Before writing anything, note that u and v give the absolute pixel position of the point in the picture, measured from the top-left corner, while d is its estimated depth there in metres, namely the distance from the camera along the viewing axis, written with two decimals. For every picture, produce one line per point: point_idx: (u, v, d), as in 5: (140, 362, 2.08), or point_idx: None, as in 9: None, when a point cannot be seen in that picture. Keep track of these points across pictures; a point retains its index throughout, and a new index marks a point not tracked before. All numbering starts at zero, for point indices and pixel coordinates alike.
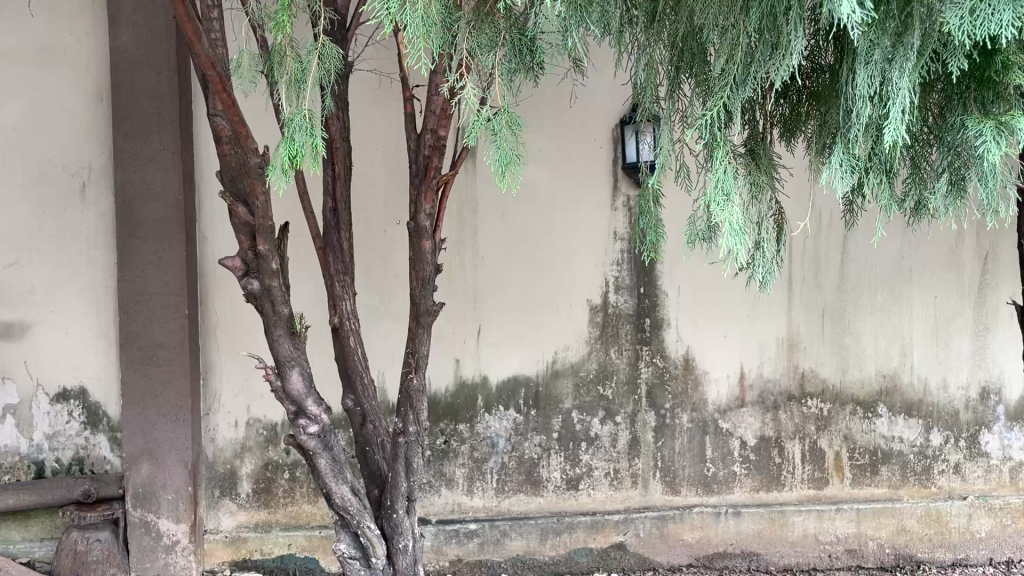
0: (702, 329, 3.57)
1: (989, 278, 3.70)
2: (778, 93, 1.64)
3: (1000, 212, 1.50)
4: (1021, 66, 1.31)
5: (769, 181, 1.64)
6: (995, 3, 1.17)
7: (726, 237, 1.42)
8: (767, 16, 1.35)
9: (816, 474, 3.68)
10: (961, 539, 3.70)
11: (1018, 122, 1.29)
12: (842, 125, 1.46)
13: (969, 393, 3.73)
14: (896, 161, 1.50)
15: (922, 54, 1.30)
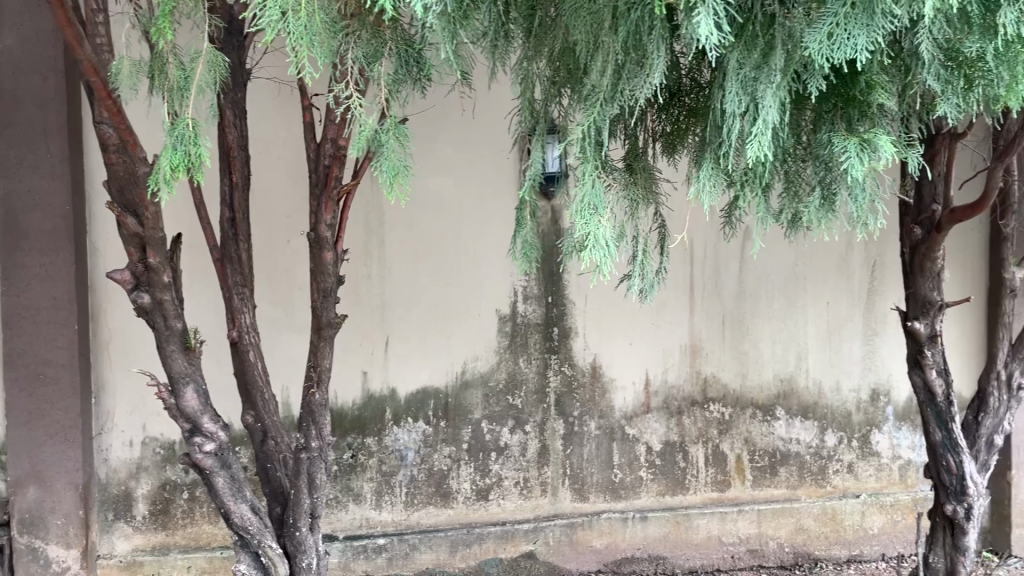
0: (608, 335, 3.63)
1: (876, 285, 3.89)
2: (659, 108, 1.68)
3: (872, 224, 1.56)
4: (883, 86, 1.37)
5: (650, 196, 1.67)
6: (850, 27, 1.22)
7: (591, 250, 1.41)
8: (635, 35, 1.38)
9: (718, 476, 3.78)
10: (856, 536, 3.85)
11: (880, 141, 1.35)
12: (715, 141, 1.49)
13: (861, 395, 3.91)
14: (770, 176, 1.55)
15: (785, 74, 1.35)
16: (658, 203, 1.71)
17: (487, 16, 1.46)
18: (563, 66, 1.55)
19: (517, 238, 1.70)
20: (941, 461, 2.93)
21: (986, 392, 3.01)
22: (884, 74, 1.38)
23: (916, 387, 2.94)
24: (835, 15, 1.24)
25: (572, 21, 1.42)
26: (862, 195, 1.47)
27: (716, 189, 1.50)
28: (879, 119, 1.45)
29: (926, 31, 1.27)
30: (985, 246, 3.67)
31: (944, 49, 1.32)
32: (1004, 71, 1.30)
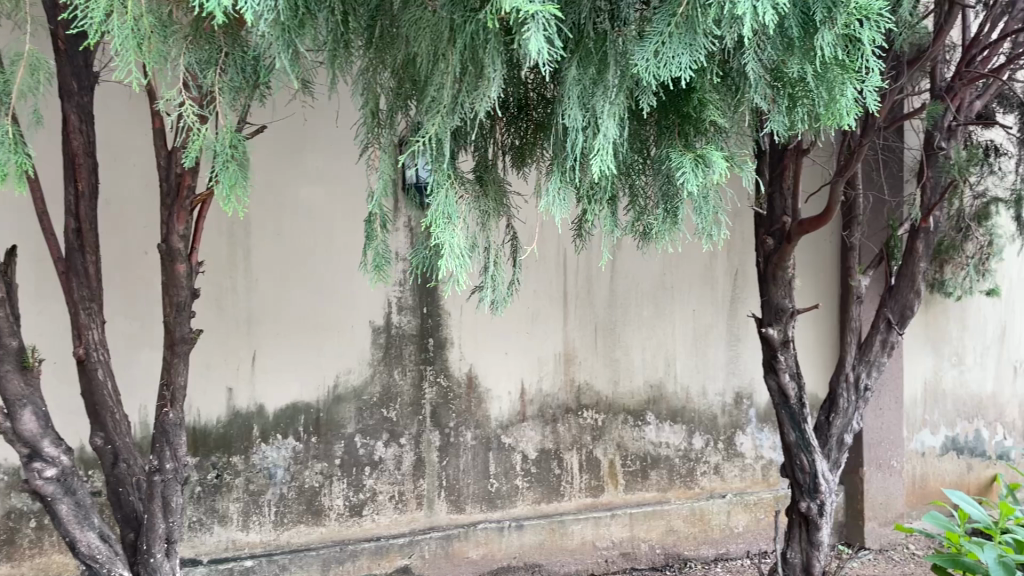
0: (483, 345, 3.64)
1: (738, 293, 4.09)
2: (508, 121, 1.70)
3: (716, 237, 1.61)
4: (714, 104, 1.44)
5: (501, 207, 1.68)
6: (674, 47, 1.29)
7: (447, 259, 1.41)
8: (472, 49, 1.40)
9: (592, 482, 3.84)
10: (722, 535, 3.99)
11: (713, 155, 1.41)
12: (560, 154, 1.52)
13: (725, 399, 4.07)
14: (614, 189, 1.59)
15: (619, 91, 1.40)
16: (508, 215, 1.72)
17: (323, 25, 1.45)
18: (406, 76, 1.55)
19: (367, 250, 1.62)
20: (796, 460, 3.08)
21: (836, 393, 3.18)
22: (715, 92, 1.45)
23: (771, 391, 3.10)
24: (660, 34, 1.30)
25: (410, 33, 1.42)
26: (706, 208, 1.52)
27: (566, 200, 1.51)
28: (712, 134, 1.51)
29: (751, 52, 1.35)
30: (835, 255, 3.90)
31: (768, 69, 1.40)
32: (823, 90, 1.40)
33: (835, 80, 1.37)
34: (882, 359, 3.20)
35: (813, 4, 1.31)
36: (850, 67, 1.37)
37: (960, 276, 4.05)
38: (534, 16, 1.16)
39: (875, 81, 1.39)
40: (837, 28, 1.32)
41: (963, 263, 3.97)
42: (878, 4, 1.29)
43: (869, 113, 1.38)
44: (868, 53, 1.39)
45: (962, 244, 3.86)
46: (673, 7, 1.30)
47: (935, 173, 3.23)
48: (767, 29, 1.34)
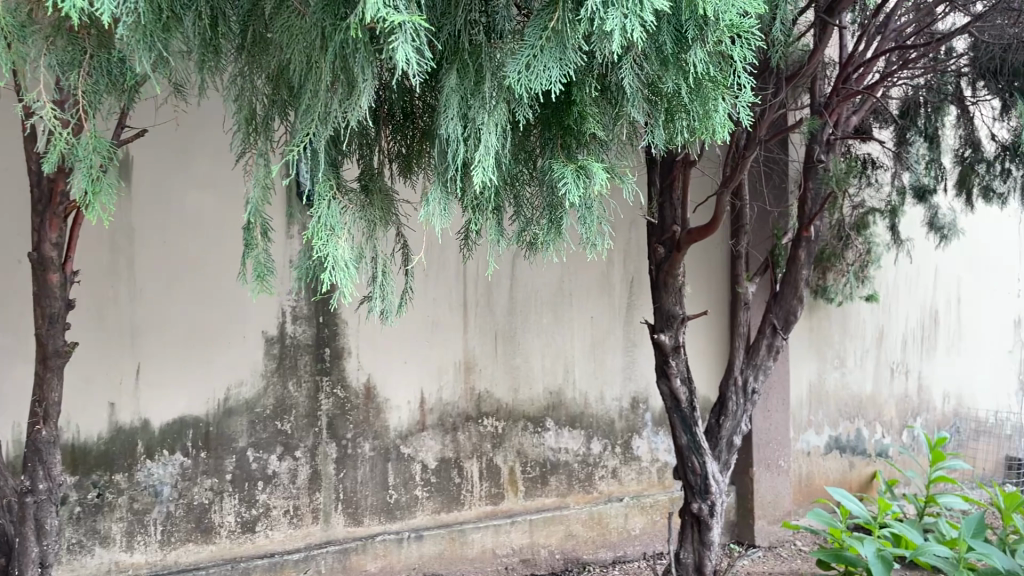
0: (381, 355, 3.60)
1: (634, 299, 4.18)
2: (393, 129, 1.72)
3: (599, 246, 1.63)
4: (593, 116, 1.48)
5: (387, 217, 1.67)
6: (546, 60, 1.33)
7: (330, 270, 1.38)
8: (342, 56, 1.41)
9: (492, 490, 3.84)
10: (620, 538, 4.06)
11: (593, 166, 1.44)
12: (442, 165, 1.53)
13: (622, 403, 4.14)
14: (500, 199, 1.61)
15: (496, 103, 1.43)
16: (396, 224, 1.71)
17: (191, 29, 1.46)
18: (281, 83, 1.57)
19: (247, 261, 1.60)
20: (687, 462, 3.16)
21: (725, 396, 3.28)
22: (595, 105, 1.49)
23: (664, 395, 3.17)
24: (532, 47, 1.33)
25: (281, 40, 1.42)
26: (590, 218, 1.54)
27: (450, 209, 1.53)
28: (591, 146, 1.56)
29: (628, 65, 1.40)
30: (722, 262, 4.04)
31: (643, 84, 1.46)
32: (697, 104, 1.46)
33: (710, 95, 1.45)
34: (768, 363, 3.32)
35: (684, 21, 1.37)
36: (722, 83, 1.44)
37: (841, 282, 4.24)
38: (401, 25, 1.18)
39: (746, 96, 1.47)
40: (707, 45, 1.39)
41: (844, 270, 4.19)
42: (745, 23, 1.36)
43: (741, 126, 1.45)
44: (739, 70, 1.46)
45: (843, 252, 4.11)
46: (544, 21, 1.34)
47: (816, 184, 3.37)
48: (640, 45, 1.40)
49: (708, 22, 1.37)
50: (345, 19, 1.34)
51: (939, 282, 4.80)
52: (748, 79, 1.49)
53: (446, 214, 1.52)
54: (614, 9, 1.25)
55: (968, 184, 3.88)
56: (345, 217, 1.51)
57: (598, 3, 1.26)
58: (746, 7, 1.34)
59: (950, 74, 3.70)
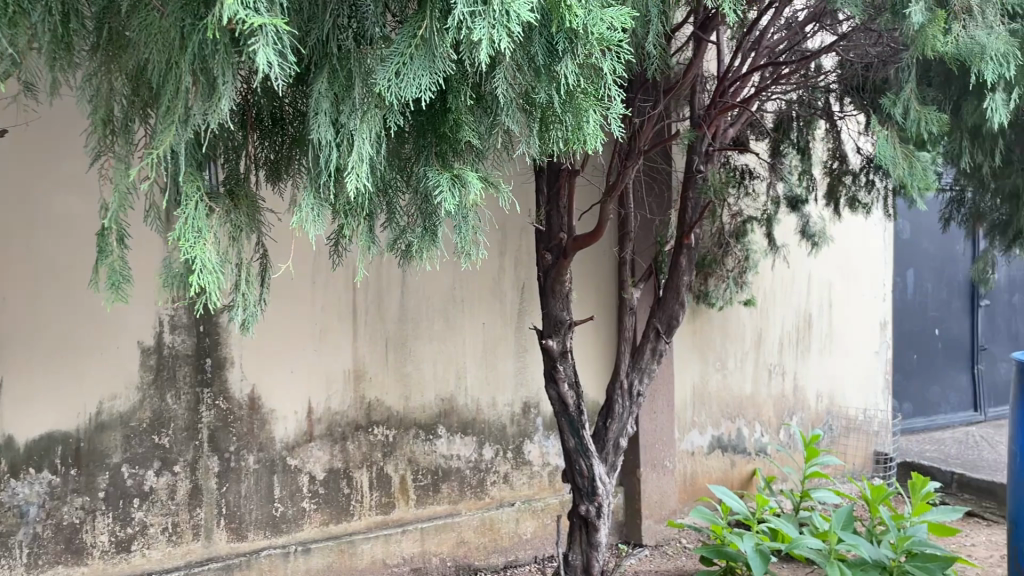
0: (265, 364, 3.50)
1: (525, 306, 4.21)
2: (263, 134, 1.80)
3: (474, 257, 1.67)
4: (467, 125, 1.56)
5: (253, 223, 1.71)
6: (415, 68, 1.42)
7: (194, 272, 1.40)
8: (203, 59, 1.42)
9: (382, 499, 3.79)
10: (511, 543, 4.08)
11: (468, 175, 1.51)
12: (314, 171, 1.55)
13: (514, 409, 4.17)
14: (373, 206, 1.64)
15: (367, 110, 1.49)
16: (260, 232, 1.76)
17: (39, 24, 1.43)
18: (142, 83, 1.55)
19: (102, 268, 1.56)
20: (575, 465, 3.22)
21: (612, 399, 3.35)
22: (470, 114, 1.57)
23: (552, 400, 3.22)
24: (401, 54, 1.43)
25: (139, 39, 1.42)
26: (465, 226, 1.59)
27: (322, 217, 1.55)
28: (465, 155, 1.62)
29: (502, 76, 1.49)
30: (608, 268, 4.13)
31: (516, 95, 1.54)
32: (570, 116, 1.55)
33: (583, 106, 1.53)
34: (652, 366, 3.41)
35: (555, 34, 1.48)
36: (593, 95, 1.54)
37: (722, 287, 4.41)
38: (262, 27, 1.23)
39: (618, 109, 1.56)
40: (577, 58, 1.49)
41: (724, 276, 4.34)
42: (614, 38, 1.48)
43: (613, 137, 1.54)
44: (611, 84, 1.56)
45: (723, 258, 4.29)
46: (412, 31, 1.45)
47: (695, 193, 3.48)
48: (512, 57, 1.49)
49: (576, 37, 1.47)
50: (204, 19, 1.36)
51: (812, 287, 5.06)
52: (620, 93, 1.59)
53: (319, 220, 1.53)
54: (480, 20, 1.35)
55: (836, 195, 4.14)
56: (212, 222, 1.53)
57: (464, 12, 1.36)
58: (614, 23, 1.46)
59: (820, 90, 3.90)
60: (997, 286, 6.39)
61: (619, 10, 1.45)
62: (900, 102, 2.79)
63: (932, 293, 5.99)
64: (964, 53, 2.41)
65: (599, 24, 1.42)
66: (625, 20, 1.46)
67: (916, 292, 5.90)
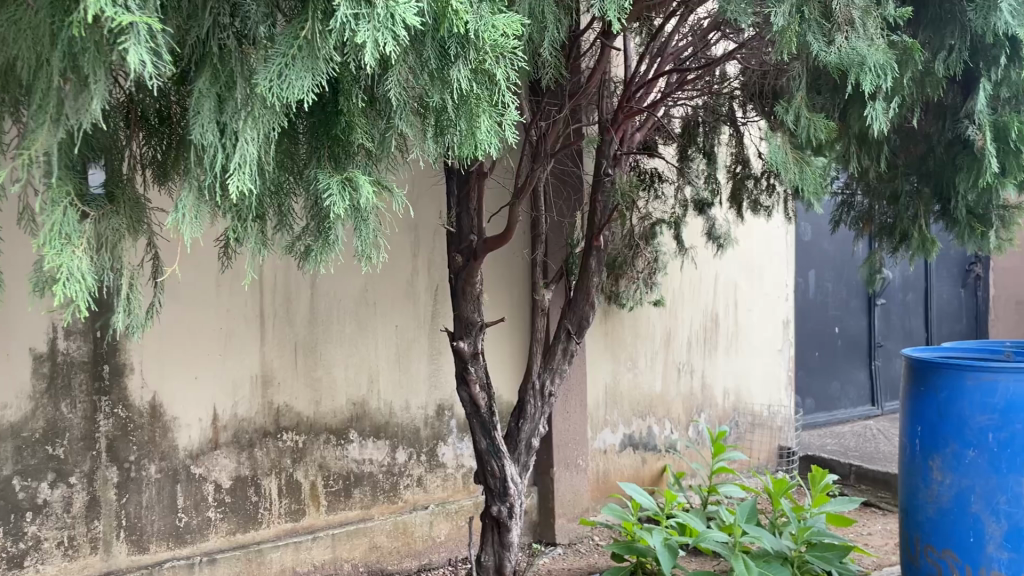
0: (167, 370, 3.39)
1: (438, 309, 4.18)
2: (149, 133, 1.80)
3: (374, 260, 1.72)
4: (360, 128, 1.64)
5: (137, 224, 1.73)
6: (296, 70, 1.46)
7: (59, 281, 1.38)
8: (74, 57, 1.40)
9: (292, 506, 3.72)
10: (425, 546, 4.07)
11: (359, 179, 1.57)
12: (199, 172, 1.57)
13: (428, 411, 4.15)
14: (263, 209, 1.70)
15: (252, 112, 1.51)
16: (147, 233, 1.78)
17: None
18: (11, 81, 1.51)
19: None
20: (487, 466, 3.23)
21: (524, 400, 3.37)
22: (361, 117, 1.64)
23: (463, 402, 3.22)
24: (283, 56, 1.47)
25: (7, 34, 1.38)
26: (368, 232, 1.64)
27: (200, 218, 1.57)
28: (358, 157, 1.69)
29: (394, 79, 1.55)
30: (520, 270, 4.16)
31: (408, 100, 1.62)
32: (464, 120, 1.64)
33: (477, 112, 1.63)
34: (563, 367, 3.43)
35: (447, 40, 1.57)
36: (487, 100, 1.63)
37: (632, 288, 4.49)
38: (133, 26, 1.25)
39: (511, 115, 1.66)
40: (468, 63, 1.58)
41: (635, 278, 4.42)
42: (508, 45, 1.57)
43: (505, 141, 1.64)
44: (505, 90, 1.66)
45: (632, 261, 4.31)
46: (295, 32, 1.48)
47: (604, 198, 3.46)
48: (403, 61, 1.56)
49: (467, 43, 1.57)
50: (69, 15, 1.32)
51: (718, 287, 5.20)
52: (513, 100, 1.69)
53: (197, 222, 1.55)
54: (365, 23, 1.41)
55: (740, 199, 4.28)
56: (84, 228, 1.51)
57: (349, 15, 1.41)
58: (507, 30, 1.56)
59: (724, 97, 4.00)
60: (892, 286, 6.70)
61: (509, 18, 1.56)
62: (791, 110, 2.91)
63: (832, 292, 6.24)
64: (846, 63, 2.53)
65: (490, 30, 1.52)
66: (515, 28, 1.57)
67: (817, 292, 6.14)
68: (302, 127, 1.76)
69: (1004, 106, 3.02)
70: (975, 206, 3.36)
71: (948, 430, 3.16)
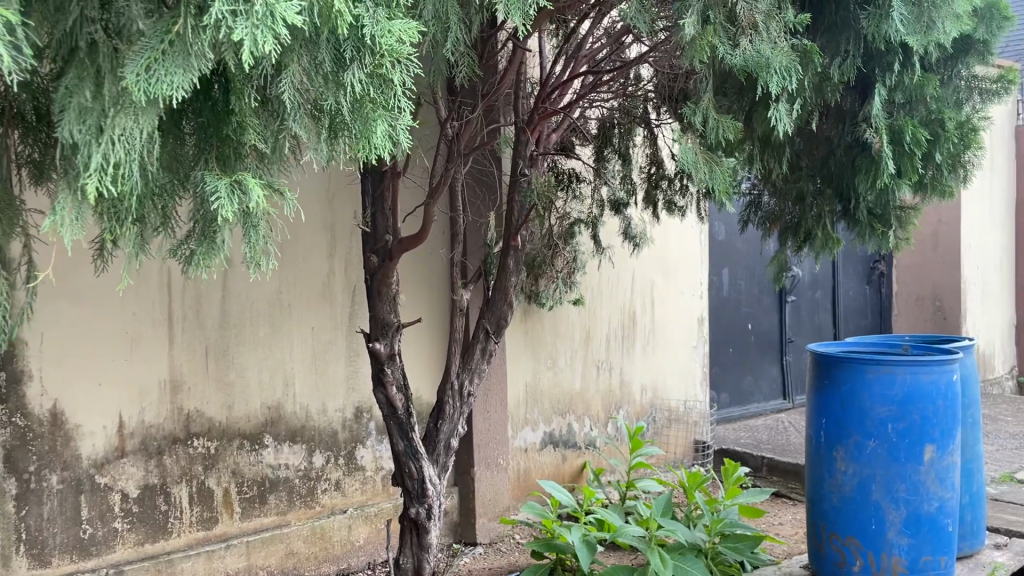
0: (67, 377, 3.26)
1: (354, 310, 4.12)
2: (23, 131, 1.75)
3: (264, 268, 1.84)
4: (251, 128, 1.73)
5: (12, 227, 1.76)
6: (168, 66, 1.49)
7: None
8: None
9: (204, 514, 3.62)
10: (343, 550, 4.02)
11: (248, 182, 1.67)
12: (71, 170, 1.53)
13: (345, 414, 4.09)
14: (144, 212, 1.70)
15: (125, 109, 1.51)
16: (24, 236, 1.79)
17: None
18: None
19: None
20: (405, 468, 3.21)
21: (443, 401, 3.35)
22: (253, 117, 1.74)
23: (380, 404, 3.19)
24: (153, 51, 1.49)
25: None
26: (255, 240, 1.77)
27: (81, 220, 1.53)
28: (248, 159, 1.78)
29: (288, 80, 1.69)
30: (438, 271, 4.13)
31: (303, 102, 1.75)
32: (359, 124, 1.79)
33: (371, 115, 1.78)
34: (482, 366, 3.42)
35: (344, 44, 1.73)
36: (381, 105, 1.80)
37: (551, 287, 4.54)
38: None
39: (403, 119, 1.82)
40: (365, 66, 1.76)
41: (554, 277, 4.49)
42: (404, 51, 1.76)
43: (399, 144, 1.80)
44: (400, 97, 1.83)
45: (552, 260, 4.36)
46: (166, 27, 1.51)
47: (521, 197, 3.49)
48: (298, 61, 1.70)
49: (364, 48, 1.74)
50: None
51: (636, 286, 5.30)
52: (407, 106, 1.86)
53: (78, 224, 1.52)
54: (243, 20, 1.46)
55: (653, 199, 4.36)
56: None
57: (225, 12, 1.46)
58: (402, 38, 1.75)
59: (639, 99, 4.06)
60: (801, 283, 6.93)
61: (405, 25, 1.75)
62: (697, 111, 3.00)
63: (745, 290, 6.42)
64: (752, 65, 2.62)
65: (387, 35, 1.71)
66: (411, 33, 1.76)
67: (731, 290, 6.31)
68: (189, 129, 1.81)
69: (899, 110, 3.18)
70: (874, 206, 3.52)
71: (850, 422, 3.28)
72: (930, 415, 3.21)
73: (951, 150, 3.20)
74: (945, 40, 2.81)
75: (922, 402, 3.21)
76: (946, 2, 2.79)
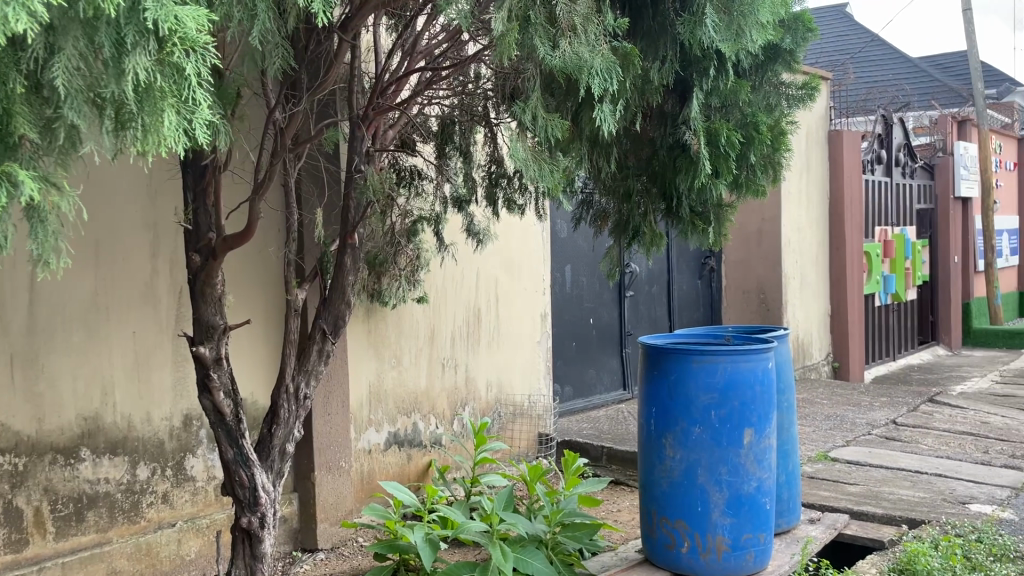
0: None
1: (181, 313, 3.90)
2: None
3: (54, 264, 1.74)
4: (21, 115, 1.61)
5: None
6: None
7: None
8: None
9: (12, 537, 3.33)
10: (172, 566, 3.81)
11: (16, 173, 1.54)
12: None
13: (173, 423, 3.87)
14: None
15: None
16: None
17: None
18: None
19: None
20: (235, 476, 3.08)
21: (277, 404, 3.23)
22: (23, 105, 1.62)
23: (206, 411, 3.03)
24: None
25: None
26: (42, 234, 1.69)
27: None
28: (20, 150, 1.65)
29: (61, 64, 1.60)
30: (271, 271, 3.99)
31: (81, 90, 1.66)
32: (148, 114, 1.72)
33: (162, 105, 1.72)
34: (319, 368, 3.32)
35: (125, 29, 1.66)
36: (171, 94, 1.74)
37: (394, 286, 4.48)
38: None
39: (200, 112, 1.78)
40: (150, 53, 1.69)
41: (397, 275, 4.43)
42: (197, 39, 1.72)
43: (192, 138, 1.76)
44: (194, 88, 1.78)
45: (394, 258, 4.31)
46: None
47: (358, 194, 3.41)
48: (73, 45, 1.62)
49: (147, 34, 1.68)
50: None
51: (480, 284, 5.33)
52: (203, 98, 1.81)
53: None
54: None
55: (494, 197, 4.38)
56: None
57: None
58: (192, 25, 1.69)
59: (479, 97, 3.98)
60: (639, 279, 7.22)
61: (196, 12, 1.70)
62: (529, 110, 3.03)
63: (586, 286, 6.61)
64: (572, 66, 2.69)
65: (172, 21, 1.64)
66: (203, 22, 1.71)
67: (573, 285, 6.47)
68: None
69: (715, 114, 3.36)
70: (695, 203, 3.68)
71: (677, 410, 3.43)
72: (748, 400, 3.41)
73: (763, 151, 3.40)
74: (752, 48, 3.02)
75: (741, 389, 3.40)
76: (752, 12, 2.97)
